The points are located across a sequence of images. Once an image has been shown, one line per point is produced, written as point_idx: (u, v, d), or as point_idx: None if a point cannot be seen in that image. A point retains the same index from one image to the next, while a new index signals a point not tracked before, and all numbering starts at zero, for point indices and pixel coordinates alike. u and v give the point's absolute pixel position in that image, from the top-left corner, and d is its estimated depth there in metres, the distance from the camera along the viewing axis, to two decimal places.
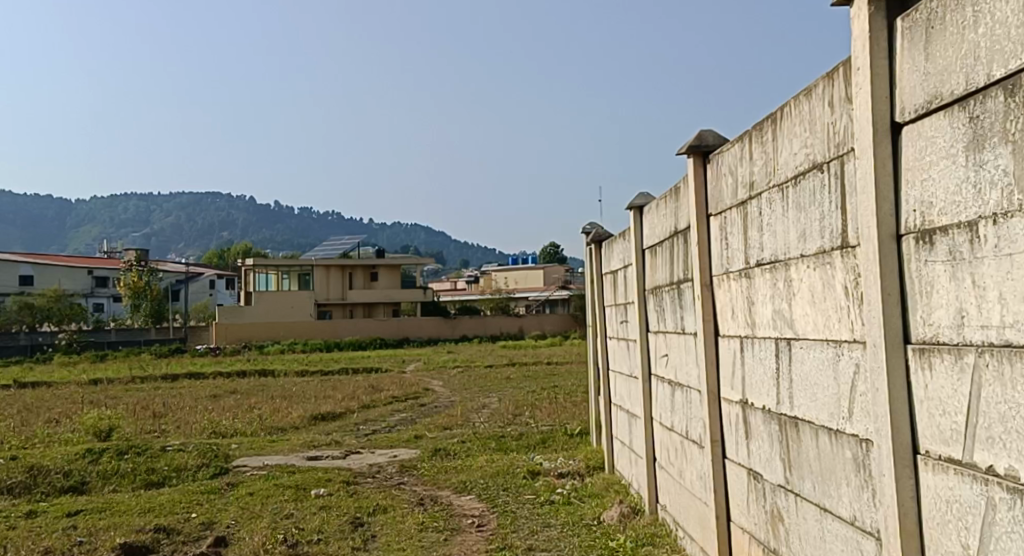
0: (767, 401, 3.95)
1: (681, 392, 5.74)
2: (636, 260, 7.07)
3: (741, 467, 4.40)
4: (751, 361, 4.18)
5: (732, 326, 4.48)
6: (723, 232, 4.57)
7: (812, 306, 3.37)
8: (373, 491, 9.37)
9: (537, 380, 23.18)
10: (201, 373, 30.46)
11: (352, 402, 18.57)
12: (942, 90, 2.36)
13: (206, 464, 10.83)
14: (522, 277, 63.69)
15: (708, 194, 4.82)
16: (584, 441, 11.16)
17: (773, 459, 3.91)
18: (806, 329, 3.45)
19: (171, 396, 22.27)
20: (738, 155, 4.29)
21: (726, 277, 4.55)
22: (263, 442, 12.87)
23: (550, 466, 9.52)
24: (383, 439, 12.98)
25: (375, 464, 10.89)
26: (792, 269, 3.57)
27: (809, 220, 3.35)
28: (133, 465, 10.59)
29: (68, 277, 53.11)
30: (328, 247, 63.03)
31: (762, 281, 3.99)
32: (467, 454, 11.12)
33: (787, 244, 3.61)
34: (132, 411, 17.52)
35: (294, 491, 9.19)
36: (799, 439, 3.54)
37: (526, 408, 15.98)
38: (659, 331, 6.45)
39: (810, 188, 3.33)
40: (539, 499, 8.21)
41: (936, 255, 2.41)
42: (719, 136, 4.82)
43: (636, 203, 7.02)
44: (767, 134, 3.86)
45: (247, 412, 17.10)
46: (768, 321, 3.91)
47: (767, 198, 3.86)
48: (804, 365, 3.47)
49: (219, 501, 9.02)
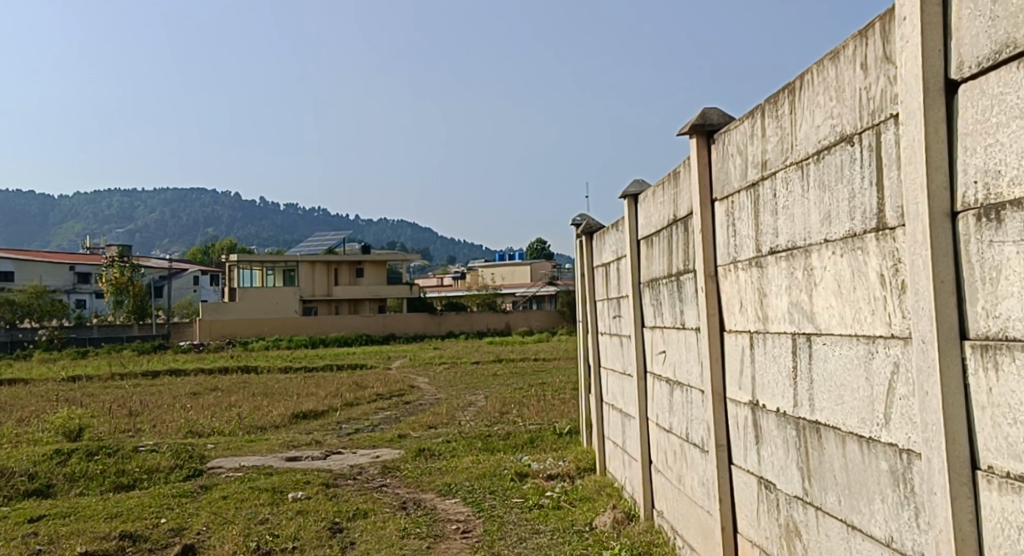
0: (782, 404, 3.57)
1: (681, 391, 5.37)
2: (630, 251, 6.70)
3: (750, 475, 4.02)
4: (762, 358, 3.81)
5: (741, 320, 4.09)
6: (730, 217, 4.20)
7: (838, 297, 2.99)
8: (353, 494, 8.94)
9: (524, 376, 22.82)
10: (182, 369, 29.93)
11: (335, 400, 18.19)
12: (1016, 37, 2.00)
13: (179, 465, 10.38)
14: (508, 274, 63.30)
15: (712, 177, 4.44)
16: (574, 441, 10.76)
17: (789, 468, 3.53)
18: (830, 324, 3.06)
19: (150, 393, 21.79)
20: (749, 132, 3.90)
21: (733, 267, 4.18)
22: (241, 441, 12.44)
23: (539, 467, 9.13)
24: (366, 438, 12.58)
25: (356, 465, 10.48)
26: (813, 256, 3.19)
27: (834, 199, 2.97)
28: (103, 466, 10.14)
29: (49, 272, 52.37)
30: (313, 243, 62.47)
31: (776, 270, 3.60)
32: (453, 454, 10.71)
33: (807, 227, 3.23)
34: (108, 409, 17.04)
35: (270, 495, 8.75)
36: (820, 447, 3.17)
37: (513, 405, 15.64)
38: (655, 326, 6.09)
39: (835, 163, 2.95)
40: (528, 503, 7.83)
41: (1005, 235, 2.04)
42: (724, 113, 4.44)
43: (630, 191, 6.65)
44: (782, 106, 3.47)
45: (227, 410, 16.65)
46: (783, 315, 3.53)
47: (782, 178, 3.47)
48: (826, 363, 3.10)
49: (191, 505, 8.59)
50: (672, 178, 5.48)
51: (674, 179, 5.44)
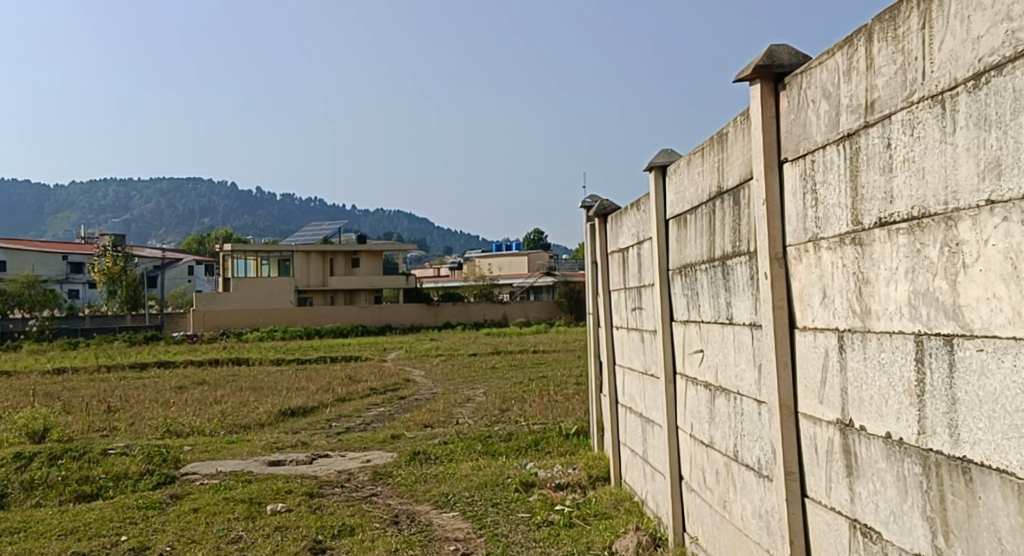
0: (893, 428, 2.67)
1: (724, 400, 4.48)
2: (656, 231, 5.78)
3: (837, 515, 3.12)
4: (859, 365, 2.91)
5: (824, 315, 3.18)
6: (807, 182, 3.27)
7: (1010, 284, 2.10)
8: (340, 505, 8.04)
9: (522, 369, 21.88)
10: (171, 361, 29.04)
11: (326, 395, 17.23)
12: None
13: (149, 472, 9.41)
14: (504, 264, 62.43)
15: (782, 134, 3.48)
16: (583, 444, 9.84)
17: (906, 515, 2.63)
18: (994, 322, 2.16)
19: (134, 387, 20.80)
20: (842, 66, 2.96)
21: (812, 247, 3.26)
22: (221, 443, 11.48)
23: (546, 475, 8.19)
24: (356, 439, 11.62)
25: (344, 471, 9.55)
26: (960, 225, 2.29)
27: (1009, 139, 2.08)
28: (65, 473, 9.19)
29: (41, 261, 51.43)
30: (306, 234, 61.44)
31: (888, 249, 2.69)
32: (451, 458, 9.78)
33: (950, 184, 2.32)
34: (85, 405, 16.09)
35: (246, 508, 7.84)
36: (971, 496, 2.27)
37: (513, 402, 14.72)
38: (689, 320, 5.18)
39: (1018, 87, 2.06)
40: (535, 519, 6.93)
41: None
42: (795, 51, 3.48)
43: (656, 162, 5.74)
44: (901, 19, 2.55)
45: (212, 407, 15.71)
46: (897, 306, 2.63)
47: (902, 120, 2.55)
48: (985, 380, 2.19)
49: (157, 520, 7.67)
50: (716, 143, 4.54)
51: (719, 142, 4.50)
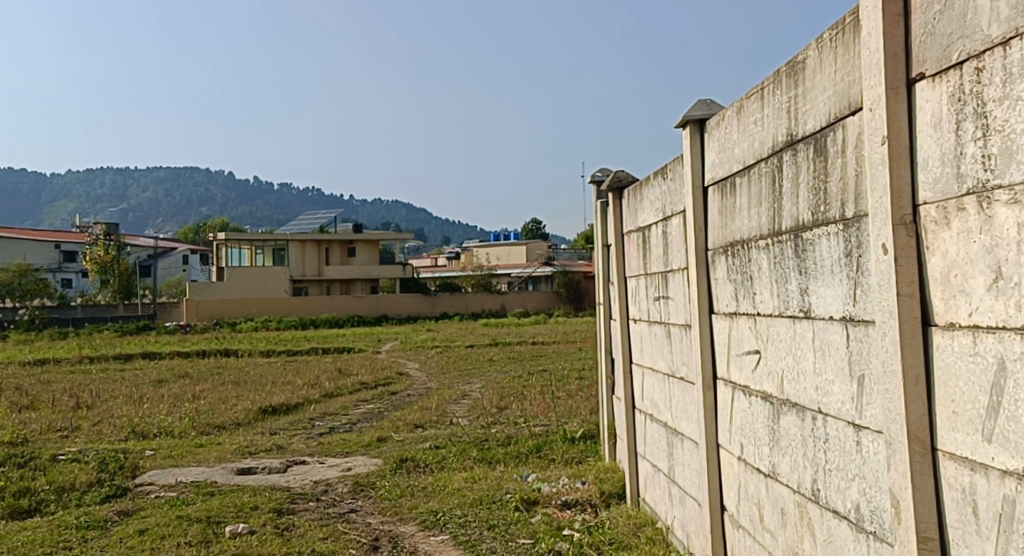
0: None
1: (795, 418, 3.37)
2: (691, 201, 4.65)
3: None
4: None
5: (995, 306, 2.08)
6: (964, 101, 2.16)
7: None
8: (312, 525, 6.93)
9: (521, 362, 20.75)
10: (158, 352, 27.89)
11: (313, 391, 16.14)
12: None
13: (100, 482, 8.31)
14: (503, 254, 61.26)
15: (914, 36, 2.35)
16: (590, 451, 8.76)
17: None
18: None
19: (112, 381, 19.64)
20: None
21: (976, 199, 2.13)
22: (188, 447, 10.34)
23: (550, 490, 7.08)
24: (337, 443, 10.49)
25: (321, 482, 8.43)
26: None
27: None
28: (4, 483, 8.07)
29: (34, 250, 50.32)
30: (302, 223, 60.13)
31: None
32: (442, 467, 8.67)
33: None
34: (53, 402, 14.93)
35: (201, 529, 6.73)
36: None
37: (512, 398, 13.66)
38: (738, 312, 4.08)
39: None
40: (540, 548, 5.82)
41: None
42: None
43: (692, 115, 4.63)
44: None
45: (187, 403, 14.58)
46: None
47: None
48: None
49: (96, 543, 6.54)
50: (785, 78, 3.43)
51: (790, 75, 3.38)
